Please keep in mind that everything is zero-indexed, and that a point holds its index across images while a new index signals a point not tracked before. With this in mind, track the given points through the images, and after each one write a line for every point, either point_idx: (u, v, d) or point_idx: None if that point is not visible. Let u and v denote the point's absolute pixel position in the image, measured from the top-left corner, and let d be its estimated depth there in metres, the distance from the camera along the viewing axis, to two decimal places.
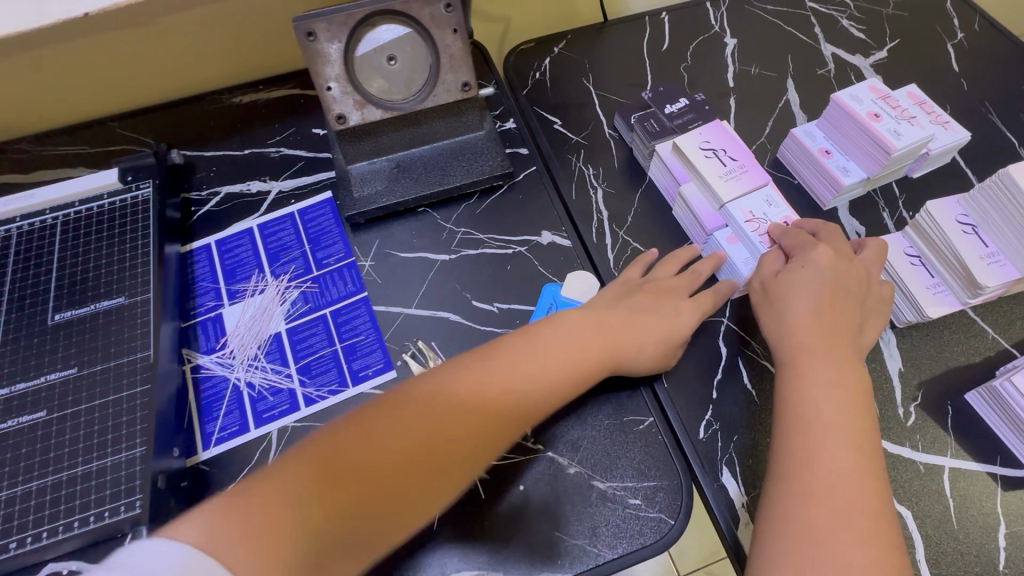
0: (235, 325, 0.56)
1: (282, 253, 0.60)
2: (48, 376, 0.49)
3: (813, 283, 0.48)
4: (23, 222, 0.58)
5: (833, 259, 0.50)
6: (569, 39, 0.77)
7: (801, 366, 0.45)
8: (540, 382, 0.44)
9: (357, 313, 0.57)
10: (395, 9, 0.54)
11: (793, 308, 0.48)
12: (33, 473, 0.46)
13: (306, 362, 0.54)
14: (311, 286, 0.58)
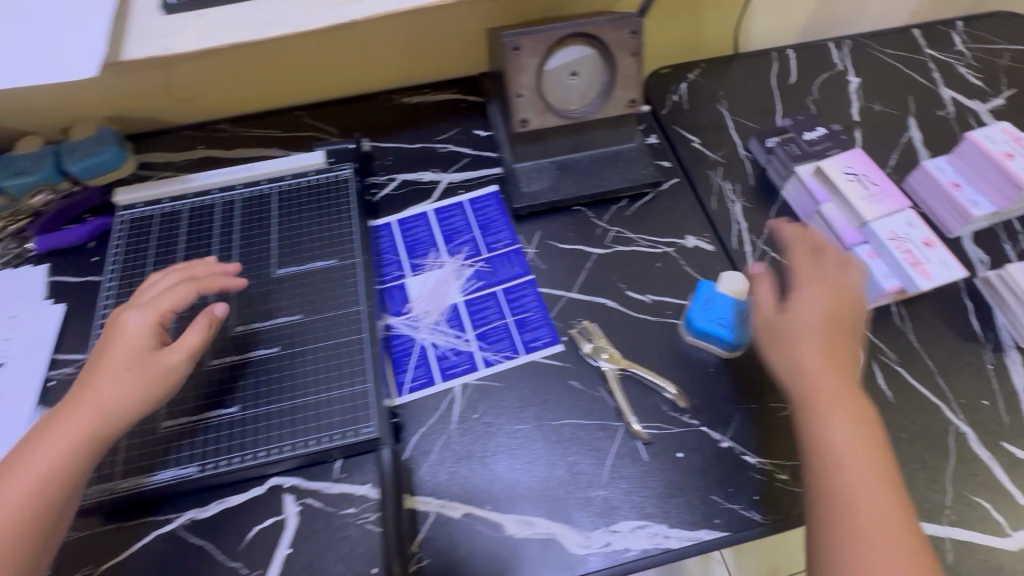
0: (419, 293, 0.64)
1: (455, 235, 0.68)
2: (279, 319, 0.58)
3: (814, 325, 0.51)
4: (245, 189, 0.67)
5: (819, 295, 0.52)
6: (702, 68, 0.85)
7: (821, 410, 0.47)
8: (90, 409, 0.47)
9: (524, 293, 0.64)
10: (588, 31, 0.62)
11: (802, 351, 0.50)
12: (272, 398, 0.55)
13: (483, 330, 0.61)
14: (483, 266, 0.66)
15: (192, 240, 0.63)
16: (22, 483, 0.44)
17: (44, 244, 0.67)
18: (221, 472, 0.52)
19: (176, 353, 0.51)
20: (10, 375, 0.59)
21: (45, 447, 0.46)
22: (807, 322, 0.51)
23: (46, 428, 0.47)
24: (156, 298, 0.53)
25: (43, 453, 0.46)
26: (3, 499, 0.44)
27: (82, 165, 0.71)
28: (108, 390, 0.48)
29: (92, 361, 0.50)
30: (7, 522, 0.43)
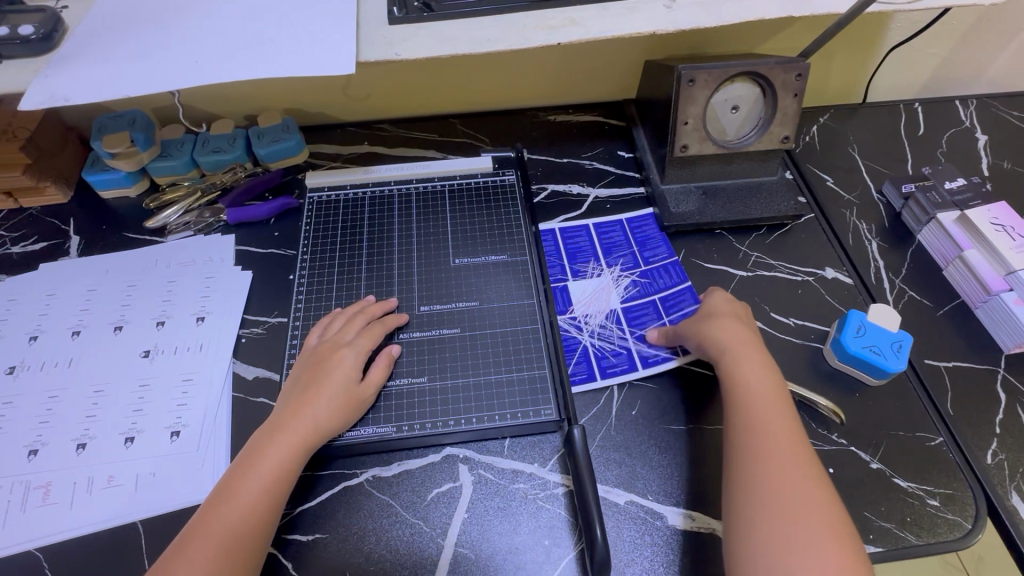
0: (580, 296, 0.68)
1: (613, 248, 0.73)
2: (458, 304, 0.64)
3: (722, 315, 0.60)
4: (418, 184, 0.74)
5: (726, 301, 0.62)
6: (832, 113, 0.90)
7: (729, 363, 0.55)
8: (307, 427, 0.52)
9: (679, 303, 0.68)
10: (758, 72, 0.67)
11: (707, 325, 0.59)
12: (455, 373, 0.59)
13: (641, 333, 0.65)
14: (641, 277, 0.70)
15: (374, 225, 0.70)
16: (252, 496, 0.49)
17: (236, 217, 0.74)
18: (413, 435, 0.56)
19: (369, 388, 0.56)
20: (208, 329, 0.65)
21: (266, 464, 0.50)
22: (706, 312, 0.61)
23: (262, 448, 0.51)
24: (353, 332, 0.59)
25: (267, 467, 0.50)
26: (235, 512, 0.48)
27: (267, 150, 0.78)
28: (319, 420, 0.53)
29: (298, 385, 0.55)
30: (239, 534, 0.47)
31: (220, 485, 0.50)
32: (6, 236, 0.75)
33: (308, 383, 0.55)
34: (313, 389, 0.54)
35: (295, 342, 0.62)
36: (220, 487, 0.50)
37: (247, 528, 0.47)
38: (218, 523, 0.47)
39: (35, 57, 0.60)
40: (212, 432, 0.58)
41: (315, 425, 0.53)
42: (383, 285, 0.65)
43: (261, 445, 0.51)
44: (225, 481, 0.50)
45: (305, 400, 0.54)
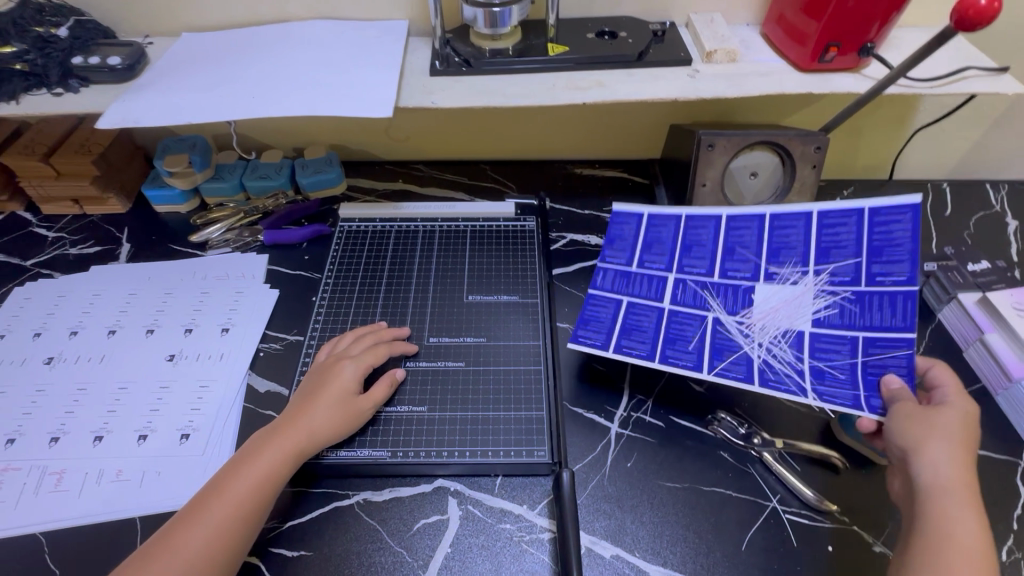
0: (766, 299, 0.63)
1: (831, 251, 0.63)
2: (466, 338, 0.66)
3: (940, 431, 0.50)
4: (443, 223, 0.78)
5: (964, 423, 0.51)
6: (857, 187, 0.91)
7: (932, 501, 0.47)
8: (304, 436, 0.54)
9: (892, 353, 0.57)
10: (777, 141, 0.69)
11: (920, 444, 0.49)
12: (455, 405, 0.60)
13: (820, 368, 0.58)
14: (850, 297, 0.61)
15: (395, 256, 0.74)
16: (240, 496, 0.50)
17: (272, 239, 0.79)
18: (406, 461, 0.57)
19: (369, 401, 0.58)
20: (230, 341, 0.69)
21: (256, 467, 0.52)
22: (921, 419, 0.51)
23: (259, 450, 0.53)
24: (356, 347, 0.62)
25: (257, 471, 0.52)
26: (222, 511, 0.49)
27: (310, 180, 0.84)
28: (276, 456, 0.53)
29: (303, 393, 0.58)
30: (220, 534, 0.48)
31: (170, 525, 0.49)
32: (67, 239, 0.82)
33: (307, 397, 0.57)
34: (303, 407, 0.56)
35: (307, 359, 0.64)
36: (204, 490, 0.51)
37: (231, 527, 0.49)
38: (206, 519, 0.49)
39: (118, 83, 0.68)
40: (218, 438, 0.61)
41: (311, 436, 0.54)
42: (397, 315, 0.68)
43: (218, 483, 0.51)
44: (215, 478, 0.52)
45: (272, 432, 0.55)
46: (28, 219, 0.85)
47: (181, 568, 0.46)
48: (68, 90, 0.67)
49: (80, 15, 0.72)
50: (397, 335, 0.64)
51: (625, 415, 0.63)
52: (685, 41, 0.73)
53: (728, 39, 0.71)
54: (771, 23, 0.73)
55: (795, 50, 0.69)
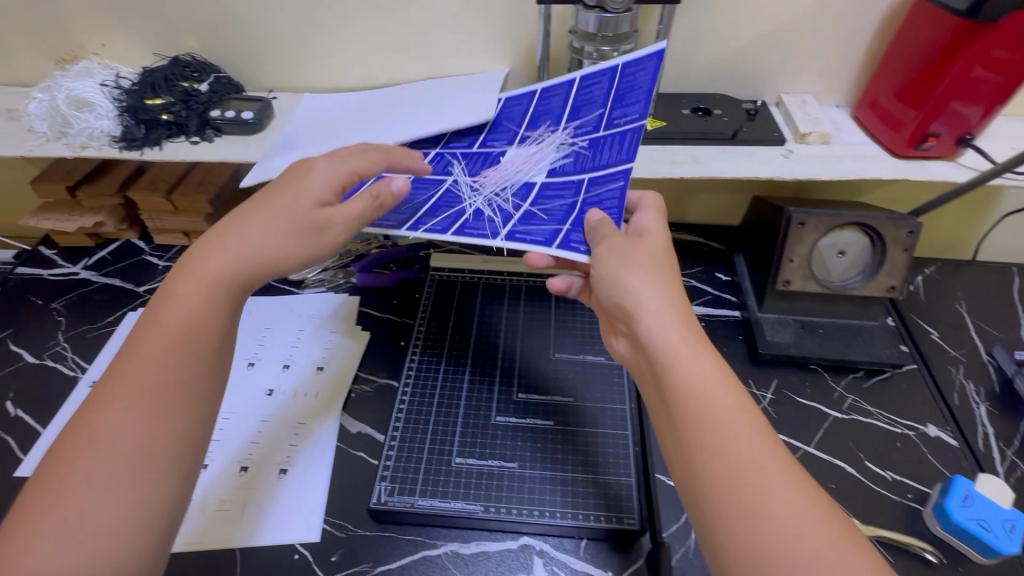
0: (511, 159, 0.64)
1: (541, 116, 0.68)
2: (554, 397, 0.68)
3: (639, 267, 0.49)
4: (529, 278, 0.82)
5: (648, 251, 0.51)
6: (937, 266, 0.90)
7: (670, 359, 0.44)
8: (243, 253, 0.50)
9: (606, 187, 0.56)
10: (868, 222, 0.70)
11: (641, 297, 0.47)
12: (544, 464, 0.62)
13: (533, 211, 0.57)
14: (584, 146, 0.61)
15: (483, 311, 0.78)
16: (165, 346, 0.46)
17: (362, 282, 0.84)
18: (497, 517, 0.58)
19: (342, 214, 0.52)
20: (325, 379, 0.72)
21: (184, 301, 0.48)
22: (631, 263, 0.49)
23: (178, 280, 0.49)
24: (341, 156, 0.55)
25: (183, 311, 0.48)
26: (149, 365, 0.46)
27: None
28: (200, 290, 0.48)
29: (255, 197, 0.53)
30: (162, 382, 0.45)
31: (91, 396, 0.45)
32: None
33: (258, 204, 0.51)
34: (236, 223, 0.51)
35: (401, 405, 0.67)
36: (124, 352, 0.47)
37: (169, 372, 0.46)
38: (134, 377, 0.45)
39: (247, 135, 0.75)
40: (314, 476, 0.63)
41: (240, 257, 0.49)
42: (487, 368, 0.70)
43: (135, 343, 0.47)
44: (134, 334, 0.48)
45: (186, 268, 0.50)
46: (141, 247, 0.92)
47: (121, 430, 0.43)
48: (204, 139, 0.74)
49: (219, 73, 0.79)
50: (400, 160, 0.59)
51: None
52: (777, 120, 0.76)
53: (821, 121, 0.73)
54: (863, 106, 0.75)
55: (889, 135, 0.71)
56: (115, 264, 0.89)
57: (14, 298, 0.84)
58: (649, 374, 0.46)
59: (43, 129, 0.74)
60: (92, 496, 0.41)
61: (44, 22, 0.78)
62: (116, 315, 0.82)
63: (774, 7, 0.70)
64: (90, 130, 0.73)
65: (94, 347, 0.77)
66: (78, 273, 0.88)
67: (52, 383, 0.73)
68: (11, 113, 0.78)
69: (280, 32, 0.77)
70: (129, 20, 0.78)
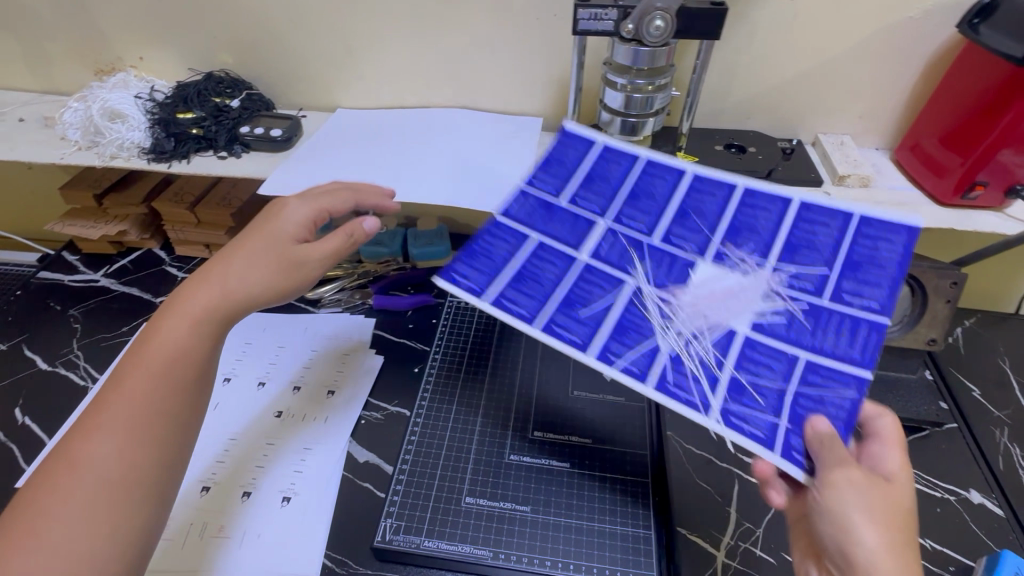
0: (705, 283, 0.51)
1: (697, 218, 0.56)
2: (570, 437, 0.65)
3: (869, 509, 0.41)
4: None
5: (892, 497, 0.42)
6: (978, 317, 0.86)
7: None
8: (224, 292, 0.48)
9: (832, 392, 0.44)
10: (907, 271, 0.67)
11: (869, 550, 0.39)
12: (558, 510, 0.58)
13: (740, 381, 0.45)
14: (802, 310, 0.48)
15: (501, 342, 0.76)
16: (147, 379, 0.44)
17: (380, 303, 0.82)
18: (506, 564, 0.55)
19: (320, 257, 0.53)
20: (335, 405, 0.70)
21: (165, 342, 0.46)
22: (860, 501, 0.41)
23: (160, 322, 0.47)
24: (313, 194, 0.56)
25: (165, 350, 0.46)
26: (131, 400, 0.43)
27: (420, 251, 0.87)
28: (184, 326, 0.47)
29: (237, 238, 0.52)
30: (146, 414, 0.43)
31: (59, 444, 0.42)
32: None
33: (235, 247, 0.51)
34: (218, 263, 0.50)
35: (412, 435, 0.65)
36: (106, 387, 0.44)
37: (153, 409, 0.44)
38: (116, 410, 0.43)
39: (275, 152, 0.75)
40: (317, 507, 0.60)
41: (226, 296, 0.48)
42: (503, 405, 0.68)
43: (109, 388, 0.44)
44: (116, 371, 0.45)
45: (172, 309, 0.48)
46: (162, 257, 0.92)
47: (99, 471, 0.41)
48: (231, 155, 0.74)
49: (250, 89, 0.79)
50: (370, 198, 0.59)
51: (733, 543, 0.58)
52: (813, 160, 0.74)
53: (861, 164, 0.71)
54: (904, 149, 0.72)
55: (932, 181, 0.68)
56: (136, 273, 0.89)
57: (34, 301, 0.84)
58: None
59: (74, 137, 0.75)
60: (67, 527, 0.39)
61: (87, 34, 0.80)
62: (131, 325, 0.81)
63: (815, 47, 0.69)
64: (121, 141, 0.73)
65: (107, 356, 0.77)
66: (98, 280, 0.88)
67: (62, 391, 0.73)
68: (47, 121, 0.79)
69: (315, 51, 0.78)
70: (169, 35, 0.79)
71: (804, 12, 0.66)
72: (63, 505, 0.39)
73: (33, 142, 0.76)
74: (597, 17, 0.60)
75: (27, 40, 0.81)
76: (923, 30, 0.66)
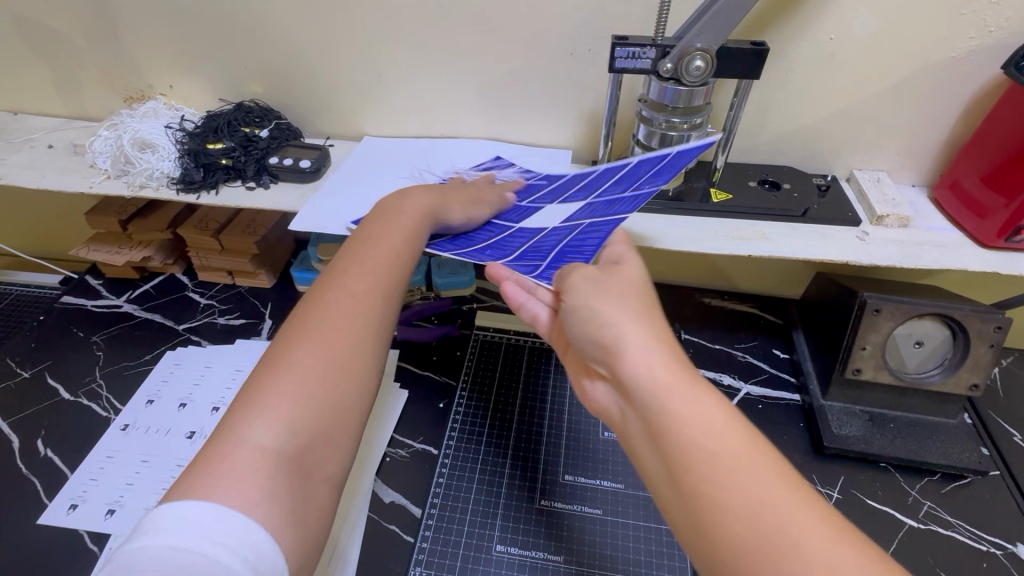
0: (537, 209, 0.63)
1: (558, 182, 0.67)
2: (602, 482, 0.63)
3: (609, 293, 0.45)
4: None
5: (625, 281, 0.47)
6: (1014, 356, 0.84)
7: (657, 400, 0.39)
8: (432, 198, 0.59)
9: (597, 233, 0.55)
10: (949, 313, 0.66)
11: (618, 330, 0.42)
12: (592, 561, 0.56)
13: (528, 251, 0.57)
14: (599, 200, 0.58)
15: (527, 379, 0.74)
16: (385, 248, 0.53)
17: (404, 335, 0.81)
18: None
19: (489, 195, 0.63)
20: (362, 441, 0.68)
21: (395, 223, 0.56)
22: (596, 292, 0.46)
23: (393, 207, 0.57)
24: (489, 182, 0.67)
25: (393, 235, 0.54)
26: (371, 263, 0.51)
27: (445, 279, 0.86)
28: (416, 211, 0.57)
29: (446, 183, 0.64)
30: (383, 275, 0.51)
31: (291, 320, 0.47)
32: (216, 307, 0.87)
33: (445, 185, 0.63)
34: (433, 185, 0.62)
35: (439, 479, 0.64)
36: (344, 253, 0.53)
37: (386, 274, 0.51)
38: (357, 269, 0.50)
39: (303, 183, 0.74)
40: (343, 552, 0.58)
41: (440, 201, 0.60)
42: (531, 445, 0.67)
43: (334, 274, 0.50)
44: (354, 241, 0.54)
45: (401, 198, 0.59)
46: (185, 282, 0.91)
47: (346, 309, 0.47)
48: (260, 185, 0.74)
49: (279, 119, 0.79)
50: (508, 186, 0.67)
51: None
52: (850, 198, 0.72)
53: (899, 203, 0.69)
54: (943, 188, 0.71)
55: (974, 222, 0.66)
56: (158, 299, 0.89)
57: (56, 327, 0.84)
58: (642, 427, 0.41)
59: (104, 166, 0.75)
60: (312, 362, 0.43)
61: (118, 62, 0.80)
62: (154, 354, 0.80)
63: (854, 84, 0.68)
64: (150, 171, 0.73)
65: (129, 386, 0.76)
66: (121, 306, 0.88)
67: (85, 422, 0.72)
68: (76, 148, 0.80)
69: (345, 83, 0.78)
70: (200, 65, 0.79)
71: (844, 50, 0.66)
72: (316, 336, 0.45)
73: (63, 169, 0.76)
74: (634, 55, 0.60)
75: (60, 67, 0.82)
76: (965, 71, 0.65)
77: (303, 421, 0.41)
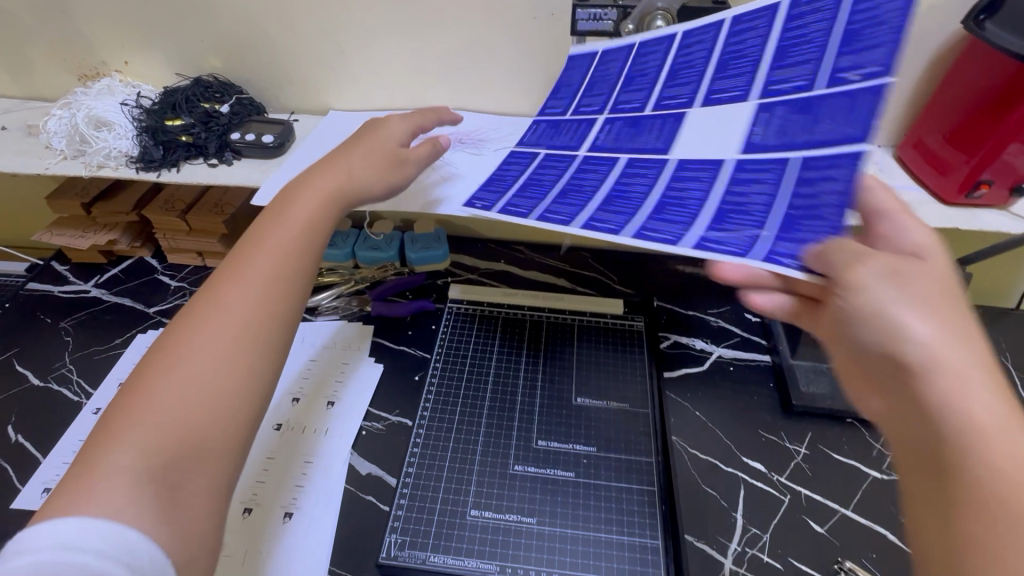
0: (692, 131, 0.51)
1: (684, 70, 0.55)
2: (575, 446, 0.64)
3: (923, 307, 0.35)
4: (551, 313, 0.80)
5: (940, 292, 0.36)
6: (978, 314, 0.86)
7: (966, 440, 0.31)
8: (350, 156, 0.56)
9: (828, 178, 0.40)
10: None
11: (921, 349, 0.34)
12: (568, 521, 0.58)
13: (671, 208, 0.46)
14: (795, 108, 0.45)
15: (501, 349, 0.75)
16: (299, 213, 0.51)
17: (378, 311, 0.80)
18: None
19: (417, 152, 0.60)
20: (335, 417, 0.68)
21: (307, 188, 0.53)
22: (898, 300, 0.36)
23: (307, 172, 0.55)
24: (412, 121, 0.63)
25: (307, 201, 0.52)
26: (282, 230, 0.49)
27: (418, 255, 0.86)
28: (333, 171, 0.54)
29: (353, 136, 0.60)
30: (292, 243, 0.49)
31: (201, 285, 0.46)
32: (188, 288, 0.86)
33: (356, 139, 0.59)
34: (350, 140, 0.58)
35: (413, 450, 0.64)
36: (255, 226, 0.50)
37: (299, 244, 0.49)
38: (267, 239, 0.48)
39: (265, 158, 0.73)
40: (319, 523, 0.59)
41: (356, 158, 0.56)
42: (506, 414, 0.67)
43: (248, 239, 0.49)
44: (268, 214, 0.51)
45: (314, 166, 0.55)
46: (154, 266, 0.90)
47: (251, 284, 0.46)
48: (222, 161, 0.73)
49: (241, 94, 0.77)
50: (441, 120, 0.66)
51: (740, 550, 0.57)
52: None
53: None
54: (907, 146, 0.71)
55: (936, 178, 0.67)
56: (126, 283, 0.87)
57: (22, 314, 0.82)
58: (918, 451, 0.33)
59: (60, 146, 0.73)
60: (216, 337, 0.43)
61: (69, 38, 0.77)
62: (124, 338, 0.79)
63: None
64: (108, 150, 0.71)
65: (100, 370, 0.75)
66: (88, 290, 0.86)
67: (56, 408, 0.71)
68: (30, 129, 0.77)
69: (306, 55, 0.76)
70: (155, 40, 0.77)
71: None
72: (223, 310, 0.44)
73: (18, 151, 0.74)
74: (596, 16, 0.60)
75: (7, 46, 0.79)
76: (925, 28, 0.65)
77: (222, 390, 0.42)
